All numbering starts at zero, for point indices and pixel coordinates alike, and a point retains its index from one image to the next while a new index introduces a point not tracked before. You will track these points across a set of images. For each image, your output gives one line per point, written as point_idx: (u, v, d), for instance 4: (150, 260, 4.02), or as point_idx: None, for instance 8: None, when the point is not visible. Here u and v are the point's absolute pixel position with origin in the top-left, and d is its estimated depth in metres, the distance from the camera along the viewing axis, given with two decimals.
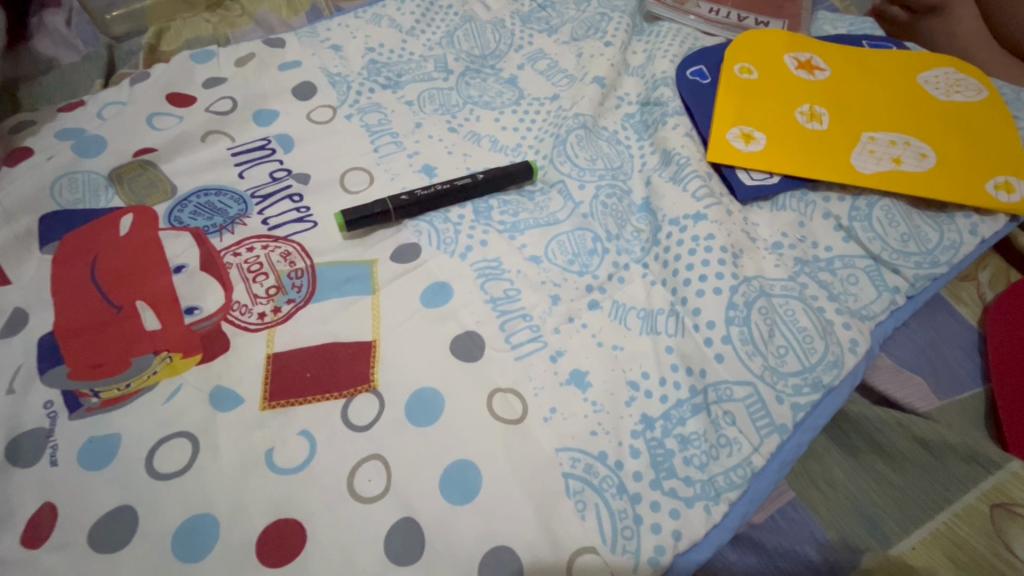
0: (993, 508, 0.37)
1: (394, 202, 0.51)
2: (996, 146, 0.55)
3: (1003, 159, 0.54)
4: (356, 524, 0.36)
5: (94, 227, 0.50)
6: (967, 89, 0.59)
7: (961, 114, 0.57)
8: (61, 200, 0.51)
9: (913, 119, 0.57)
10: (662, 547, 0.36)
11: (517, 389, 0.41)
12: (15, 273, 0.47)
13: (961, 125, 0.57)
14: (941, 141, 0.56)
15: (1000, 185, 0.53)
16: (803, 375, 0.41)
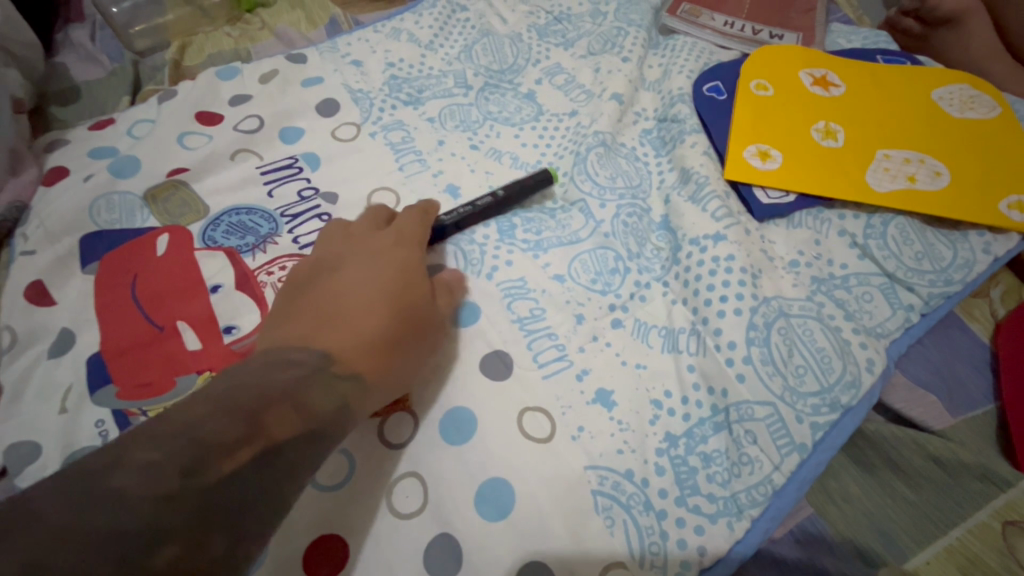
0: (1005, 525, 0.38)
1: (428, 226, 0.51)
2: (1010, 164, 0.56)
3: (1016, 177, 0.55)
4: (397, 538, 0.38)
5: (132, 247, 0.52)
6: (981, 106, 0.60)
7: (975, 132, 0.58)
8: (100, 221, 0.53)
9: (927, 137, 0.58)
10: (687, 562, 0.37)
11: (545, 408, 0.43)
12: (61, 293, 0.49)
13: (975, 143, 0.58)
14: (955, 160, 0.57)
15: (1014, 204, 0.54)
16: (822, 395, 0.43)
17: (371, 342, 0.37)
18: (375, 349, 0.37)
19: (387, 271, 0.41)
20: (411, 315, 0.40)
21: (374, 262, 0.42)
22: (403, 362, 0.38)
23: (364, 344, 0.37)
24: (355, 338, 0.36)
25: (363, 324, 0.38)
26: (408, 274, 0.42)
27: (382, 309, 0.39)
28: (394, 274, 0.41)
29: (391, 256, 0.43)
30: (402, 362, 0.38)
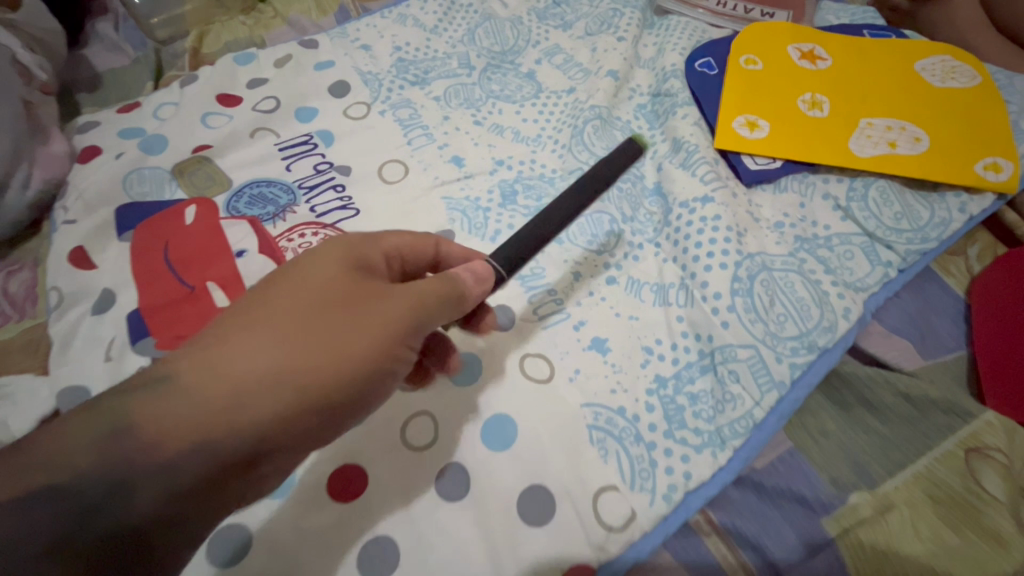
0: (968, 452, 0.41)
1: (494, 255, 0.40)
2: (987, 129, 0.59)
3: (992, 141, 0.58)
4: (411, 466, 0.42)
5: (163, 217, 0.56)
6: (961, 76, 0.63)
7: (954, 99, 0.61)
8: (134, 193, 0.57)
9: (909, 105, 0.61)
10: (674, 485, 0.41)
11: (545, 354, 0.46)
12: (100, 258, 0.53)
13: (953, 110, 0.60)
14: (934, 125, 0.60)
15: (989, 165, 0.57)
16: (800, 339, 0.46)
17: (244, 374, 0.29)
18: (245, 384, 0.29)
19: (315, 281, 0.33)
20: (320, 341, 0.31)
21: (298, 272, 0.33)
22: (298, 406, 0.30)
23: (233, 370, 0.29)
24: (224, 362, 0.29)
25: (241, 347, 0.29)
26: (353, 285, 0.34)
27: (282, 331, 0.31)
28: (325, 283, 0.33)
29: (337, 262, 0.34)
30: (292, 404, 0.30)
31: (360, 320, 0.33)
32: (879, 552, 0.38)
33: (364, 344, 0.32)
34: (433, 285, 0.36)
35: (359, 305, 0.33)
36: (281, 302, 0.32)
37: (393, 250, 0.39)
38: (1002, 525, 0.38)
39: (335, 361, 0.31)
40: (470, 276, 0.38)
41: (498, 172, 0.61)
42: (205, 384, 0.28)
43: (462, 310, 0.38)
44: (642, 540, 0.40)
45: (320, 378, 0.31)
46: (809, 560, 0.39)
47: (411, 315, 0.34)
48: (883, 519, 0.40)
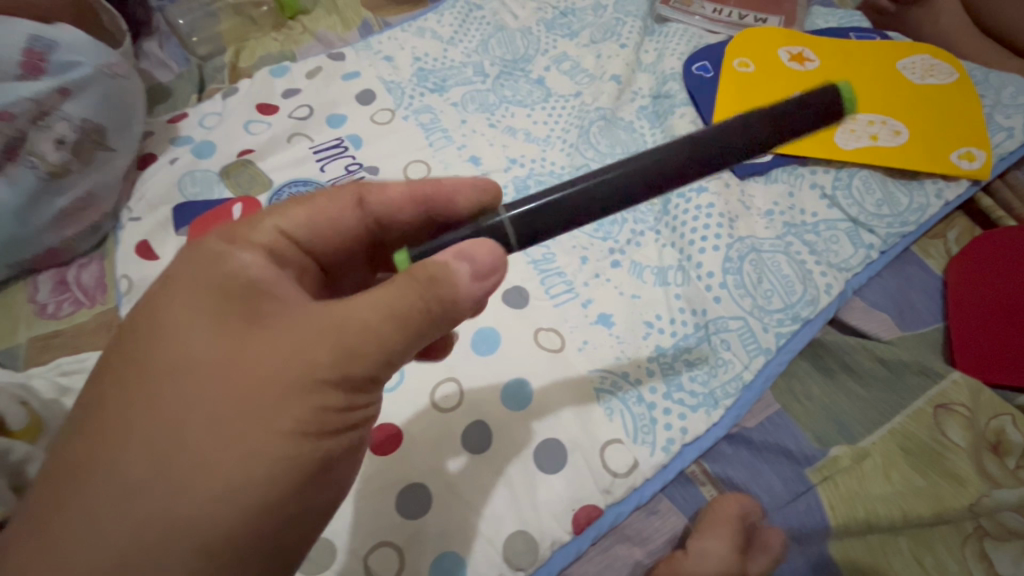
0: (936, 408, 0.46)
1: (508, 211, 0.36)
2: (963, 122, 0.64)
3: (967, 132, 0.63)
4: (440, 424, 0.47)
5: (215, 214, 0.63)
6: (940, 73, 0.68)
7: (932, 95, 0.66)
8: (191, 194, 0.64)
9: (890, 101, 0.66)
10: (672, 439, 0.46)
11: (556, 328, 0.52)
12: (161, 250, 0.60)
13: (931, 105, 0.65)
14: (913, 119, 0.65)
15: (963, 155, 0.62)
16: (785, 311, 0.52)
17: (145, 516, 0.27)
18: (151, 527, 0.27)
19: (195, 375, 0.29)
20: (222, 447, 0.28)
21: (171, 365, 0.29)
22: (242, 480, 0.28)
23: (129, 518, 0.27)
24: (120, 510, 0.27)
25: (134, 488, 0.27)
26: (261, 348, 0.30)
27: (173, 451, 0.28)
28: (207, 374, 0.29)
29: (220, 336, 0.30)
30: (218, 528, 0.27)
31: (255, 405, 0.29)
32: (853, 493, 0.44)
33: (279, 431, 0.29)
34: (361, 317, 0.31)
35: (255, 372, 0.29)
36: (165, 413, 0.28)
37: (267, 253, 0.35)
38: (962, 469, 0.44)
39: (243, 461, 0.28)
40: (468, 267, 0.33)
41: (512, 170, 0.67)
42: (108, 541, 0.26)
43: (452, 316, 0.33)
44: (645, 486, 0.45)
45: (235, 488, 0.28)
46: (793, 502, 0.45)
47: (333, 364, 0.30)
48: (858, 467, 0.45)
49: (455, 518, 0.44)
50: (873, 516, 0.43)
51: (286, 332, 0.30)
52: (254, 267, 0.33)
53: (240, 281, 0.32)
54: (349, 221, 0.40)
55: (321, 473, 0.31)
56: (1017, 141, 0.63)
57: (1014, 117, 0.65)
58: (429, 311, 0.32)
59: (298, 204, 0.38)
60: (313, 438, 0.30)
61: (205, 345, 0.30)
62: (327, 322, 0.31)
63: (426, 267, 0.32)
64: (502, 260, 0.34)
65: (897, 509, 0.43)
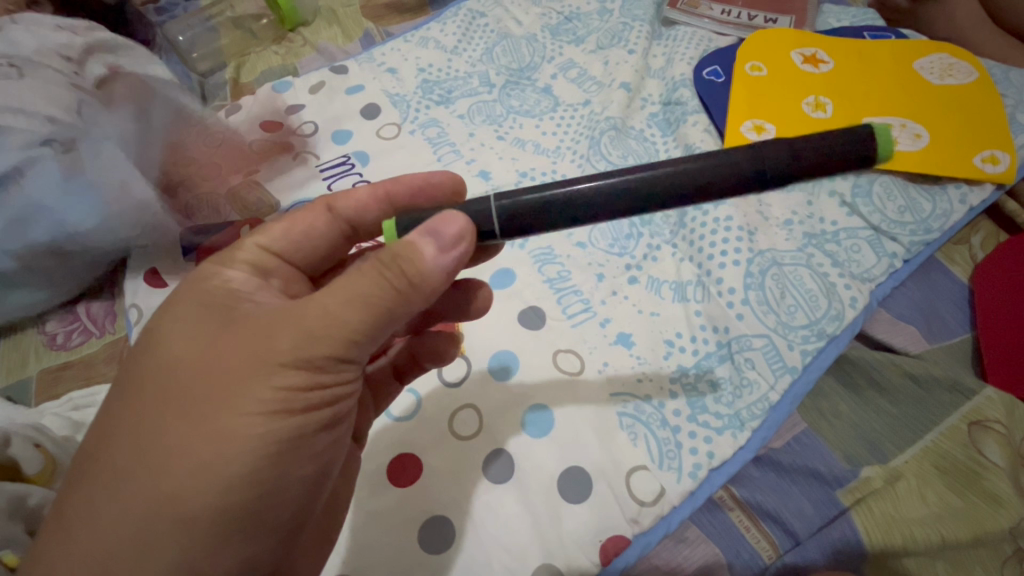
0: (970, 425, 0.45)
1: (498, 204, 0.34)
2: (985, 123, 0.62)
3: (989, 134, 0.61)
4: (459, 453, 0.46)
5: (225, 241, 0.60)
6: (959, 73, 0.66)
7: (952, 95, 0.65)
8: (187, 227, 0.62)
9: (909, 103, 0.65)
10: (699, 463, 0.45)
11: (575, 349, 0.51)
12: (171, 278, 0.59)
13: (952, 106, 0.64)
14: (933, 121, 0.63)
15: (987, 158, 0.60)
16: (810, 327, 0.50)
17: (132, 496, 0.29)
18: (138, 505, 0.29)
19: (175, 368, 0.32)
20: (196, 431, 0.30)
21: (157, 370, 0.32)
22: (217, 463, 0.30)
23: (121, 498, 0.30)
24: (114, 491, 0.30)
25: (124, 471, 0.30)
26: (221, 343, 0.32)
27: (157, 439, 0.30)
28: (183, 366, 0.32)
29: (199, 332, 0.33)
30: (196, 503, 0.29)
31: (225, 394, 0.30)
32: (889, 518, 0.42)
33: (245, 413, 0.30)
34: (320, 303, 0.31)
35: (220, 363, 0.31)
36: (151, 404, 0.31)
37: (251, 269, 0.37)
38: (1002, 490, 0.42)
39: (213, 444, 0.30)
40: (434, 245, 0.32)
41: (522, 183, 0.66)
42: (102, 520, 0.29)
43: (425, 293, 0.32)
44: (673, 513, 0.44)
45: (207, 469, 0.29)
46: (825, 528, 0.43)
47: (291, 347, 0.30)
48: (891, 488, 0.44)
49: (479, 552, 0.43)
50: (911, 540, 0.41)
51: (253, 326, 0.32)
52: (240, 283, 0.36)
53: (221, 293, 0.35)
54: (323, 229, 0.41)
55: (295, 451, 0.32)
56: None
57: None
58: (396, 291, 0.31)
59: (277, 221, 0.40)
60: (279, 418, 0.31)
61: (185, 342, 0.33)
62: (289, 309, 0.31)
63: (386, 251, 0.32)
64: (468, 229, 0.33)
65: (935, 534, 0.41)
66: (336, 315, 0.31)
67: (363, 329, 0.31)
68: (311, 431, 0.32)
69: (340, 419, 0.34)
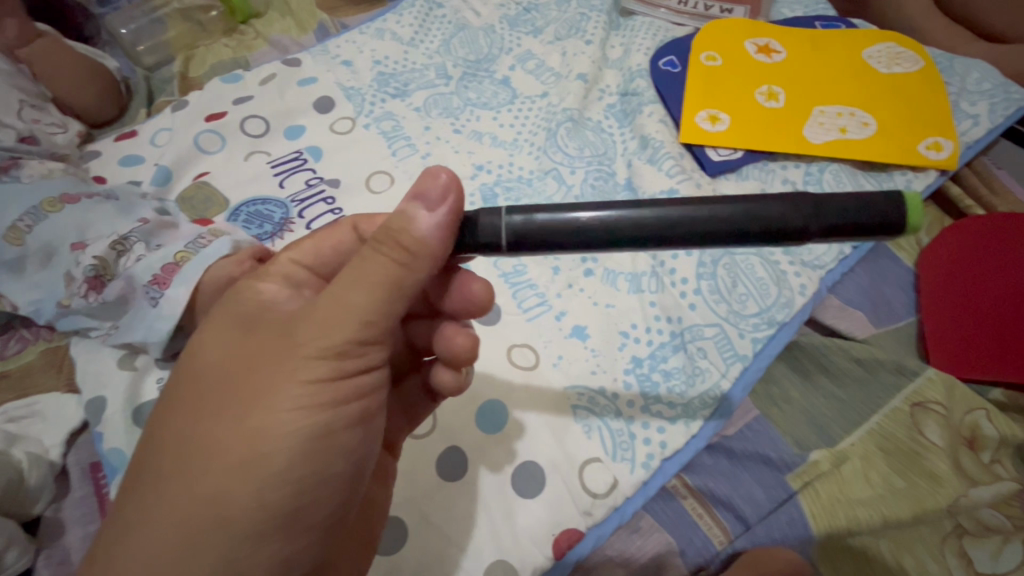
0: (912, 407, 0.46)
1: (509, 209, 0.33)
2: (929, 111, 0.64)
3: (933, 122, 0.63)
4: (413, 453, 0.46)
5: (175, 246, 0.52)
6: (905, 61, 0.67)
7: (899, 83, 0.66)
8: (121, 261, 0.51)
9: (858, 92, 0.66)
10: (652, 454, 0.45)
11: (530, 344, 0.51)
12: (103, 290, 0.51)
13: (899, 94, 0.65)
14: (880, 110, 0.64)
15: (930, 145, 0.61)
16: (761, 315, 0.51)
17: (177, 503, 0.29)
18: (183, 511, 0.29)
19: (214, 372, 0.32)
20: (234, 433, 0.30)
21: (193, 372, 0.32)
22: (258, 458, 0.29)
23: (164, 502, 0.29)
24: (157, 496, 0.29)
25: (167, 478, 0.30)
26: (254, 343, 0.32)
27: (196, 444, 0.30)
28: (220, 369, 0.32)
29: (233, 336, 0.33)
30: (238, 503, 0.29)
31: (260, 390, 0.30)
32: (835, 500, 0.44)
33: (279, 407, 0.30)
34: (341, 292, 0.30)
35: (254, 360, 0.31)
36: (191, 410, 0.31)
37: (284, 281, 0.36)
38: (939, 468, 0.44)
39: (251, 443, 0.29)
40: (424, 206, 0.31)
41: (479, 176, 0.65)
42: (146, 524, 0.29)
43: (425, 258, 0.31)
44: (626, 504, 0.44)
45: (246, 470, 0.29)
46: (774, 512, 0.44)
47: (316, 337, 0.30)
48: (839, 471, 0.45)
49: (431, 552, 0.42)
50: (854, 522, 0.43)
51: (283, 323, 0.32)
52: (273, 294, 0.35)
53: (252, 304, 0.34)
54: (350, 249, 0.39)
55: (329, 445, 0.31)
56: (983, 128, 0.63)
57: (979, 104, 0.65)
58: (401, 265, 0.30)
59: (309, 237, 0.39)
60: (314, 412, 0.30)
61: (220, 343, 0.33)
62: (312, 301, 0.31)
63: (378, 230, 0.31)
64: (451, 175, 0.31)
65: (877, 514, 0.42)
66: (363, 305, 0.30)
67: (375, 310, 0.30)
68: (343, 426, 0.31)
69: (371, 415, 0.33)
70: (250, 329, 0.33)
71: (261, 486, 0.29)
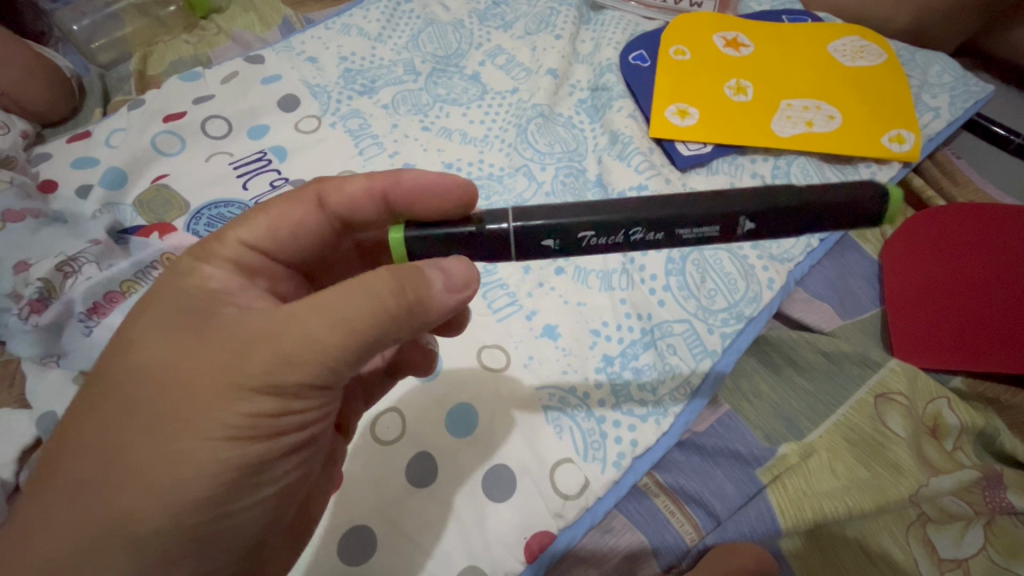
0: (877, 398, 0.47)
1: (516, 222, 0.35)
2: (893, 104, 0.64)
3: (897, 114, 0.64)
4: (381, 460, 0.45)
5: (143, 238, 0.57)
6: (870, 54, 0.68)
7: (863, 76, 0.66)
8: (66, 282, 0.52)
9: (824, 85, 0.66)
10: (623, 452, 0.45)
11: (500, 344, 0.50)
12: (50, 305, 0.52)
13: (863, 87, 0.66)
14: (845, 103, 0.65)
15: (894, 137, 0.62)
16: (729, 310, 0.51)
17: (92, 515, 0.28)
18: (97, 524, 0.28)
19: (147, 379, 0.30)
20: (156, 454, 0.28)
21: (122, 377, 0.30)
22: (181, 484, 0.28)
23: (79, 513, 0.28)
24: (73, 506, 0.28)
25: (82, 485, 0.29)
26: (191, 357, 0.30)
27: (117, 457, 0.28)
28: (148, 377, 0.30)
29: (173, 341, 0.31)
30: (153, 527, 0.28)
31: (192, 411, 0.29)
32: (802, 493, 0.44)
33: (209, 435, 0.28)
34: (299, 321, 0.29)
35: (189, 379, 0.29)
36: (117, 417, 0.29)
37: (233, 268, 0.35)
38: (902, 459, 0.44)
39: (173, 466, 0.28)
40: (443, 279, 0.32)
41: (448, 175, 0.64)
42: (59, 531, 0.28)
43: (415, 323, 0.31)
44: (598, 504, 0.44)
45: (161, 494, 0.28)
46: (743, 507, 0.44)
47: (263, 371, 0.29)
48: (805, 464, 0.45)
49: (401, 561, 0.41)
50: (821, 515, 0.43)
51: (227, 339, 0.30)
52: (219, 281, 0.34)
53: (201, 296, 0.33)
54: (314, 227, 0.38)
55: (253, 477, 0.30)
56: (944, 120, 0.64)
57: (940, 97, 0.66)
58: (392, 316, 0.30)
59: (262, 211, 0.37)
60: (245, 442, 0.29)
61: (154, 348, 0.31)
62: (262, 325, 0.29)
63: (391, 266, 0.31)
64: (475, 275, 0.33)
65: (843, 505, 0.43)
66: (315, 341, 0.29)
67: (336, 352, 0.29)
68: (275, 455, 0.31)
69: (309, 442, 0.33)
70: (188, 340, 0.30)
71: (179, 511, 0.28)
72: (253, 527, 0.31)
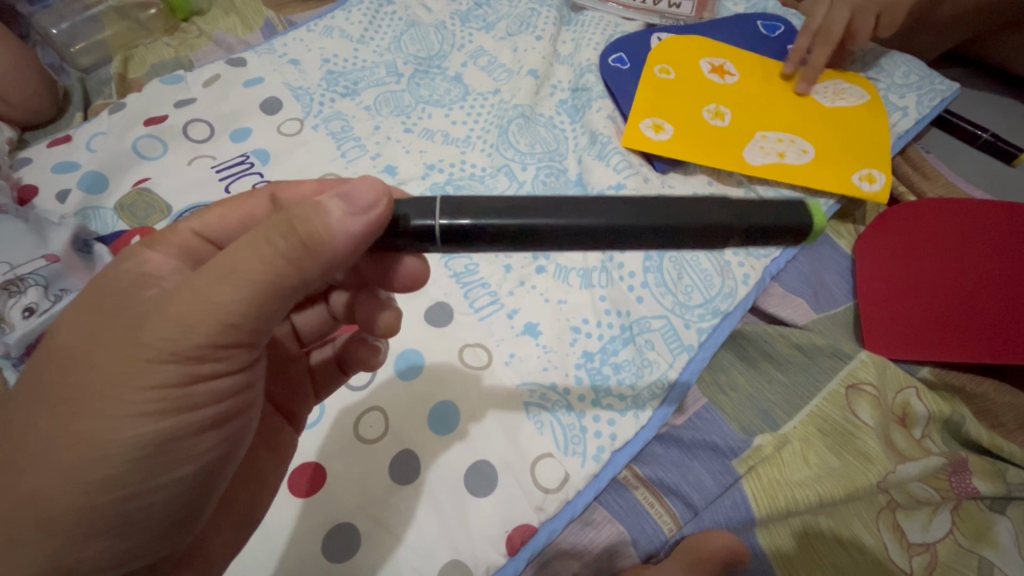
0: (847, 389, 0.48)
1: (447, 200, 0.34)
2: (867, 145, 0.64)
3: (870, 156, 0.63)
4: (364, 459, 0.45)
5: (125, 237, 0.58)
6: (851, 96, 0.68)
7: (842, 117, 0.66)
8: (8, 303, 0.50)
9: (801, 121, 0.66)
10: (602, 446, 0.46)
11: (482, 342, 0.51)
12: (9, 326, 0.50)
13: (840, 126, 0.65)
14: (819, 139, 0.64)
15: (865, 176, 0.61)
16: (705, 305, 0.52)
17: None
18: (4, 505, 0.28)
19: (62, 359, 0.30)
20: (68, 431, 0.28)
21: (41, 358, 0.31)
22: (90, 460, 0.28)
23: None
24: None
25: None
26: (103, 336, 0.30)
27: (26, 438, 0.29)
28: (65, 356, 0.30)
29: (87, 321, 0.31)
30: (66, 505, 0.28)
31: (101, 388, 0.29)
32: (775, 482, 0.45)
33: (118, 411, 0.28)
34: (197, 287, 0.28)
35: (98, 357, 0.29)
36: (34, 398, 0.30)
37: (178, 253, 0.35)
38: (870, 447, 0.46)
39: (78, 445, 0.28)
40: (343, 203, 0.30)
41: (430, 175, 0.65)
42: None
43: (319, 261, 0.30)
44: (578, 497, 0.45)
45: (71, 471, 0.28)
46: (720, 497, 0.45)
47: (161, 341, 0.28)
48: (779, 454, 0.46)
49: (385, 557, 0.42)
50: (792, 502, 0.44)
51: (137, 316, 0.30)
52: (157, 265, 0.34)
53: (130, 277, 0.32)
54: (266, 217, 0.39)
55: (169, 454, 0.30)
56: (912, 118, 0.66)
57: (908, 97, 0.68)
58: (285, 259, 0.29)
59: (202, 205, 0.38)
60: (158, 417, 0.29)
61: (73, 327, 0.31)
62: (165, 298, 0.29)
63: (279, 211, 0.30)
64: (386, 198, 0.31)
65: (814, 493, 0.44)
66: (213, 307, 0.28)
67: (239, 311, 0.29)
68: (190, 430, 0.30)
69: (231, 418, 0.32)
70: (101, 319, 0.31)
71: (88, 488, 0.28)
72: (171, 508, 0.31)
